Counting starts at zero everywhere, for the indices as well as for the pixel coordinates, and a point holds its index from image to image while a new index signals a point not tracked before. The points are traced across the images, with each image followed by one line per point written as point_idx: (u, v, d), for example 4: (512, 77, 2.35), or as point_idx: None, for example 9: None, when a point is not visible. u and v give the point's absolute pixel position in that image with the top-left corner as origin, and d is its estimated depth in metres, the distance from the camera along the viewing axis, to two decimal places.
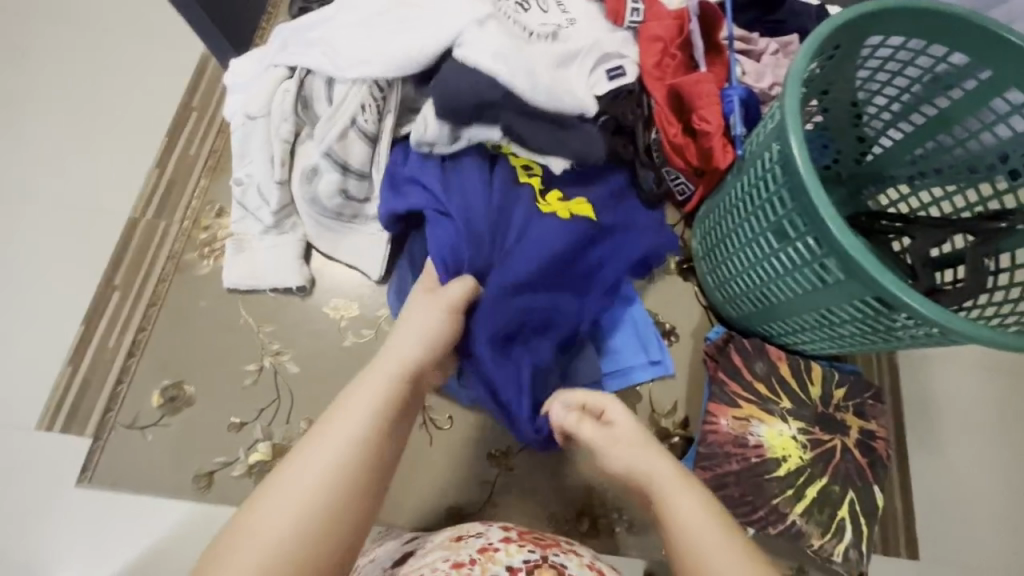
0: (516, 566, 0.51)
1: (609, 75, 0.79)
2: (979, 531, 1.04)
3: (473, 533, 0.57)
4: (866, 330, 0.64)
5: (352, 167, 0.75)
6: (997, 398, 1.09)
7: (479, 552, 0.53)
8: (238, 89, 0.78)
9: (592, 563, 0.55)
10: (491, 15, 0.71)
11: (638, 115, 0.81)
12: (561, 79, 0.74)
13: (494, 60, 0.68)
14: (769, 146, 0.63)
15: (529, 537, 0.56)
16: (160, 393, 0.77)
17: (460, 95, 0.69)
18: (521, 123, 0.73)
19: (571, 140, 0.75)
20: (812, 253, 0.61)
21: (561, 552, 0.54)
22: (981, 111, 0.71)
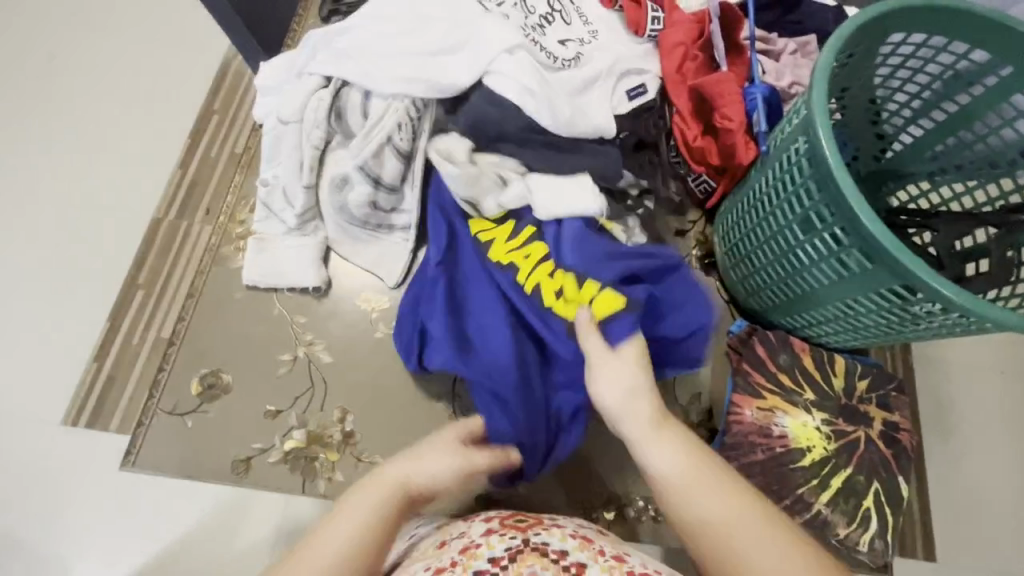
0: (497, 557, 0.51)
1: (629, 96, 0.81)
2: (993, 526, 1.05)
3: (456, 534, 0.57)
4: (891, 320, 0.65)
5: (383, 181, 0.75)
6: (1013, 394, 1.11)
7: (462, 552, 0.53)
8: (271, 93, 0.80)
9: (575, 531, 0.55)
10: (520, 46, 0.72)
11: (660, 128, 0.84)
12: (579, 110, 0.75)
13: (522, 97, 0.71)
14: (795, 139, 0.64)
15: (509, 523, 0.56)
16: (199, 381, 0.80)
17: (486, 125, 0.73)
18: (540, 152, 0.74)
19: (584, 160, 0.75)
20: (839, 244, 0.62)
21: (541, 530, 0.55)
22: (1001, 107, 0.72)
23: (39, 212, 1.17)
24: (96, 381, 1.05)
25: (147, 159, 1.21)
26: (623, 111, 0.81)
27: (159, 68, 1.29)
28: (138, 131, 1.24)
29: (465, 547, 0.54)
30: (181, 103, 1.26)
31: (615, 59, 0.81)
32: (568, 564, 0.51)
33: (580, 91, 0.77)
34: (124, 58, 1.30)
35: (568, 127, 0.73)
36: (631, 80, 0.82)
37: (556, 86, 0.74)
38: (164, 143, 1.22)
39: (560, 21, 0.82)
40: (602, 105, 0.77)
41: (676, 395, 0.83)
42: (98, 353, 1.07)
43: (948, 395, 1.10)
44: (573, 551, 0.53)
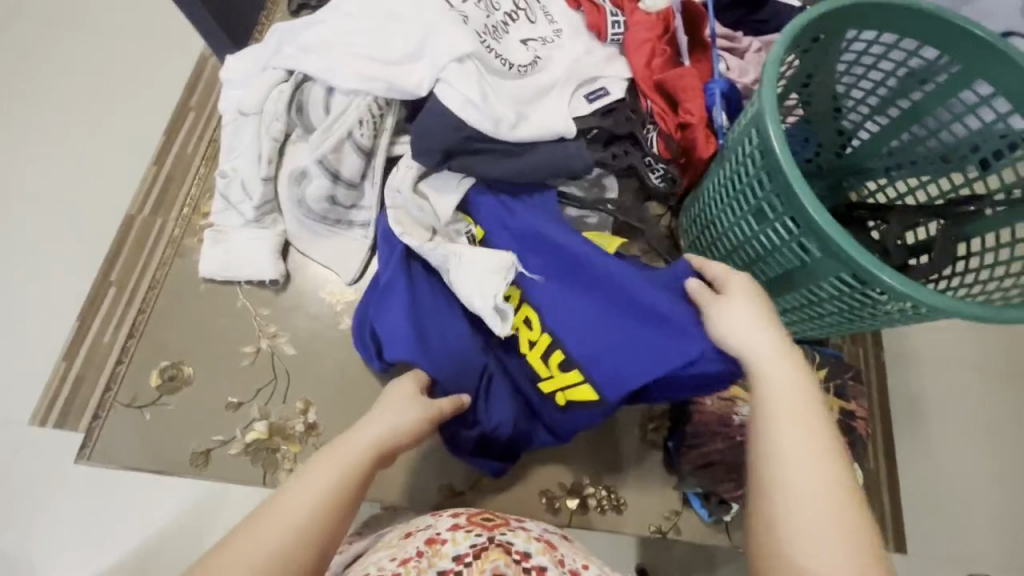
0: (461, 554, 0.54)
1: (589, 100, 0.81)
2: (952, 513, 1.08)
3: (422, 527, 0.60)
4: (844, 308, 0.67)
5: (342, 176, 0.76)
6: (972, 386, 1.14)
7: (428, 543, 0.56)
8: (234, 85, 0.80)
9: (541, 536, 0.58)
10: (471, 55, 0.72)
11: (632, 123, 0.81)
12: (533, 111, 0.76)
13: (465, 109, 0.71)
14: (748, 133, 0.65)
15: (476, 521, 0.59)
16: (159, 373, 0.79)
17: (429, 141, 0.71)
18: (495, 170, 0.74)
19: (541, 160, 0.75)
20: (792, 234, 0.63)
21: (508, 531, 0.57)
22: (950, 102, 0.75)
23: (12, 210, 1.17)
24: (64, 383, 1.05)
25: (124, 157, 1.22)
26: (582, 113, 0.80)
27: (137, 67, 1.30)
28: (112, 129, 1.24)
29: (431, 541, 0.57)
30: (157, 102, 1.27)
31: (574, 59, 0.82)
32: (529, 567, 0.54)
33: (535, 97, 0.77)
34: (100, 56, 1.30)
35: (510, 131, 0.73)
36: (589, 86, 0.82)
37: (497, 92, 0.74)
38: (140, 141, 1.23)
39: (524, 19, 0.83)
40: (555, 109, 0.77)
41: None
42: (68, 352, 1.07)
43: (912, 388, 1.13)
44: (535, 554, 0.55)
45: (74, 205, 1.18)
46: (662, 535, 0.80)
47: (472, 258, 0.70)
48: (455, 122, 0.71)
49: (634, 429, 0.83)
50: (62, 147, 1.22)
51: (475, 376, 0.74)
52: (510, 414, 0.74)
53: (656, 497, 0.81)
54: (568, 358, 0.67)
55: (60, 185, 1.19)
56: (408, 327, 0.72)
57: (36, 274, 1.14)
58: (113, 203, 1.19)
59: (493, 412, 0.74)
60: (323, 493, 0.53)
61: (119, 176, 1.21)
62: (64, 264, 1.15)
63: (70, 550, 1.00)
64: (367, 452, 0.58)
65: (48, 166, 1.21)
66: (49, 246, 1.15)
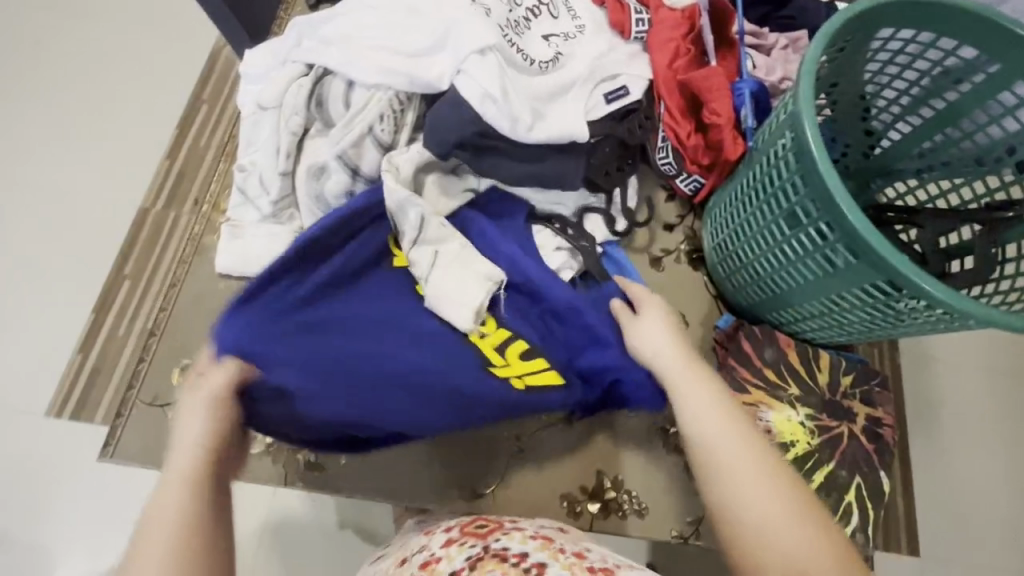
0: (457, 568, 0.53)
1: (607, 99, 0.80)
2: (970, 520, 1.07)
3: (416, 550, 0.60)
4: (874, 315, 0.66)
5: (361, 171, 0.75)
6: (994, 391, 1.12)
7: (423, 567, 0.55)
8: (253, 79, 0.79)
9: (535, 533, 0.57)
10: (494, 47, 0.70)
11: (647, 129, 0.82)
12: (550, 110, 0.75)
13: (483, 103, 0.69)
14: (782, 134, 0.64)
15: (469, 531, 0.58)
16: (180, 371, 0.79)
17: (443, 133, 0.69)
18: (506, 168, 0.75)
19: (542, 175, 0.76)
20: (825, 240, 0.62)
21: (501, 536, 0.56)
22: (988, 104, 0.72)
23: (26, 201, 1.17)
24: (80, 373, 1.06)
25: (137, 151, 1.21)
26: (596, 116, 0.79)
27: (151, 59, 1.29)
28: (126, 123, 1.23)
29: (428, 562, 0.56)
30: (170, 95, 1.26)
31: (596, 56, 0.80)
32: (527, 564, 0.52)
33: (552, 97, 0.76)
34: (114, 47, 1.29)
35: (527, 132, 0.72)
36: (610, 84, 0.80)
37: (519, 88, 0.73)
38: (154, 135, 1.22)
39: (547, 14, 0.82)
40: (574, 109, 0.76)
41: None
42: (83, 345, 1.08)
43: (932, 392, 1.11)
44: (533, 552, 0.54)
45: (89, 199, 1.18)
46: (684, 540, 0.79)
47: (462, 262, 0.73)
48: (471, 115, 0.70)
49: (655, 432, 0.82)
50: (77, 140, 1.22)
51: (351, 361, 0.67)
52: (332, 409, 0.66)
53: (677, 501, 0.80)
54: (531, 348, 0.72)
55: (74, 179, 1.19)
56: (301, 291, 0.66)
57: (53, 269, 1.14)
58: (126, 197, 1.18)
59: (305, 406, 0.65)
60: (181, 512, 0.49)
61: (131, 170, 1.20)
62: (79, 259, 1.14)
63: (87, 546, 1.00)
64: (199, 450, 0.54)
65: (63, 160, 1.20)
66: (64, 240, 1.15)
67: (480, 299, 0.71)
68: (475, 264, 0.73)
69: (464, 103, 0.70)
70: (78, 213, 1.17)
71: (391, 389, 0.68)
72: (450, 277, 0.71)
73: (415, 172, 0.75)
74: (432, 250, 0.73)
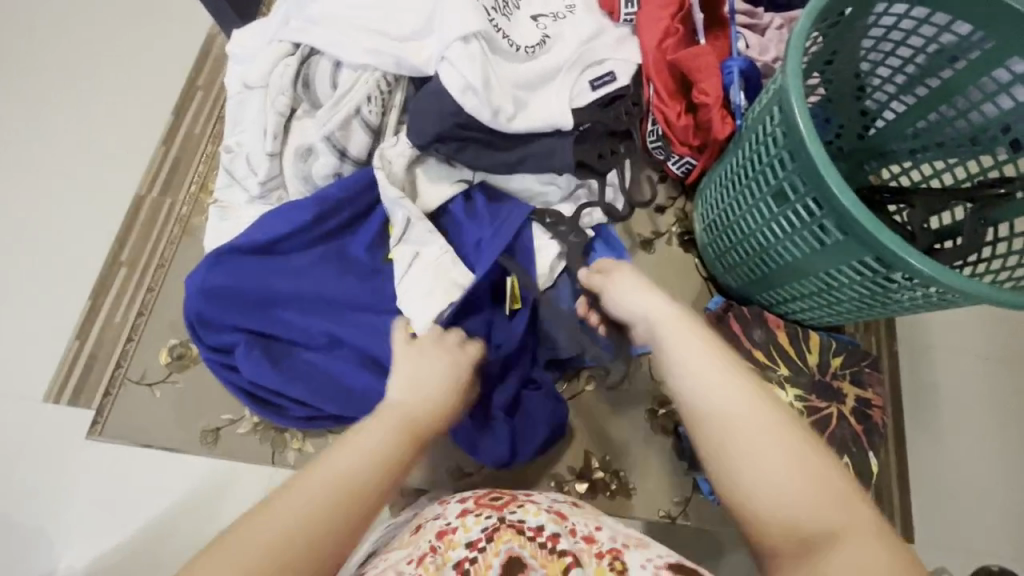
0: (474, 540, 0.50)
1: (593, 86, 0.78)
2: (982, 515, 1.01)
3: (431, 517, 0.55)
4: (865, 293, 0.65)
5: (350, 153, 0.74)
6: (999, 383, 1.08)
7: (438, 538, 0.51)
8: (239, 59, 0.78)
9: (551, 509, 0.53)
10: (478, 34, 0.70)
11: (632, 115, 0.80)
12: (535, 97, 0.75)
13: (465, 94, 0.69)
14: (770, 111, 0.63)
15: (484, 502, 0.54)
16: (167, 351, 0.89)
17: (422, 121, 0.70)
18: (484, 155, 0.74)
19: (529, 165, 0.76)
20: (813, 216, 0.61)
21: (517, 508, 0.52)
22: (982, 81, 0.71)
23: None
24: (77, 361, 0.94)
25: (106, 123, 1.11)
26: (583, 102, 0.78)
27: (121, 20, 1.18)
28: (94, 91, 1.12)
29: (442, 533, 0.52)
30: (141, 61, 1.15)
31: (584, 39, 0.79)
32: (544, 539, 0.50)
33: (537, 81, 0.76)
34: (80, 7, 1.18)
35: (508, 122, 0.72)
36: (597, 69, 0.79)
37: (504, 77, 0.73)
38: (124, 105, 1.12)
39: None
40: (560, 94, 0.76)
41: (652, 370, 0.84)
42: (82, 330, 0.95)
43: (939, 382, 1.07)
44: (549, 526, 0.51)
45: (51, 173, 1.06)
46: (672, 520, 0.80)
47: (426, 272, 0.72)
48: (452, 107, 0.70)
49: (642, 414, 0.83)
50: (39, 109, 1.10)
51: (311, 337, 0.75)
52: (269, 377, 0.73)
53: (666, 483, 0.81)
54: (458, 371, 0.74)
55: (32, 151, 1.08)
56: (296, 261, 0.75)
57: (7, 252, 1.01)
58: (93, 172, 1.07)
59: (250, 369, 0.73)
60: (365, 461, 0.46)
61: (102, 141, 1.09)
62: (39, 240, 1.02)
63: (93, 534, 0.86)
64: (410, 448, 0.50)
65: (21, 130, 1.09)
66: (23, 219, 1.03)
67: (439, 312, 0.71)
68: (453, 271, 0.73)
69: (447, 91, 0.70)
70: (37, 187, 1.06)
71: (317, 369, 0.75)
72: (414, 283, 0.72)
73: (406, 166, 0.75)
74: (413, 250, 0.73)
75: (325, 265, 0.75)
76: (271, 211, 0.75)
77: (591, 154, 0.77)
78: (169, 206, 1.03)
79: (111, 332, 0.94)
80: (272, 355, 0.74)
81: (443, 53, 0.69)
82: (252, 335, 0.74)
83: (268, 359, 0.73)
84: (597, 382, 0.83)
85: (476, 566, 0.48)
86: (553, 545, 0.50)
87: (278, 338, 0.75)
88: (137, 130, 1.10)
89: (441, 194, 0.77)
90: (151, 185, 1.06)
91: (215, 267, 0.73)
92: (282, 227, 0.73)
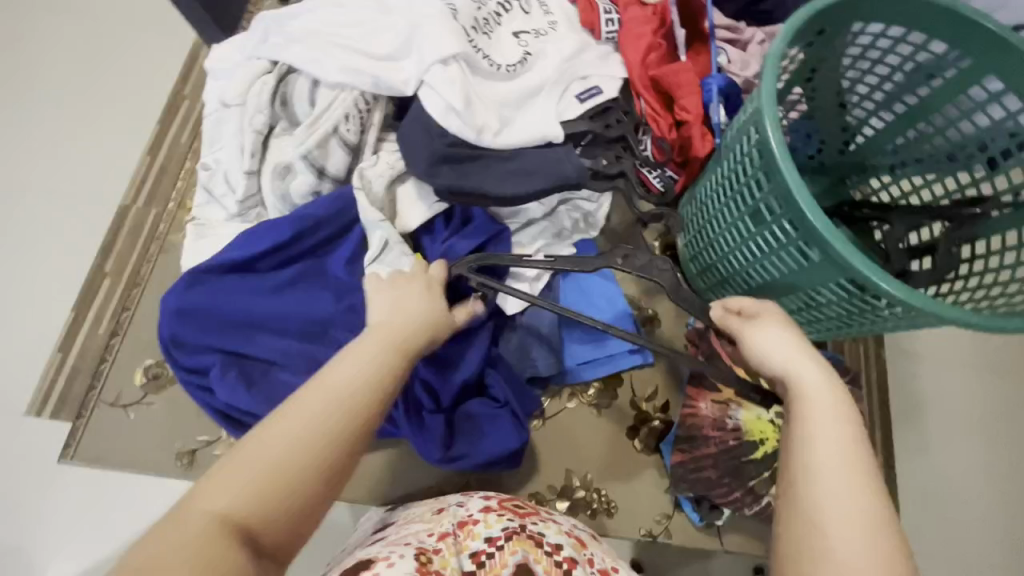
0: (495, 536, 0.55)
1: (581, 99, 0.78)
2: None
3: (455, 503, 0.62)
4: (845, 312, 0.65)
5: (328, 172, 0.74)
6: None
7: (460, 526, 0.57)
8: (218, 74, 0.77)
9: (570, 531, 0.58)
10: (457, 57, 0.70)
11: (625, 124, 0.81)
12: (518, 113, 0.76)
13: (446, 116, 0.69)
14: (747, 130, 0.63)
15: (508, 506, 0.59)
16: (143, 371, 0.88)
17: (415, 146, 0.70)
18: (473, 171, 0.72)
19: (527, 168, 0.73)
20: (789, 237, 0.61)
21: (540, 520, 0.58)
22: (959, 98, 0.72)
23: None
24: (63, 368, 0.91)
25: (88, 135, 1.09)
26: (571, 116, 0.77)
27: (103, 29, 1.16)
28: (74, 102, 1.11)
29: (464, 522, 0.58)
30: (124, 72, 1.14)
31: (566, 56, 0.79)
32: (561, 558, 0.54)
33: (519, 99, 0.76)
34: (62, 16, 1.16)
35: (493, 139, 0.72)
36: (582, 85, 0.79)
37: (484, 97, 0.72)
38: (105, 117, 1.10)
39: (518, 9, 0.81)
40: (545, 113, 0.76)
41: (634, 388, 0.84)
42: (61, 343, 0.94)
43: (924, 395, 1.07)
44: (567, 547, 0.55)
45: (31, 186, 1.05)
46: (653, 538, 0.80)
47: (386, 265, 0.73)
48: (438, 130, 0.70)
49: (622, 432, 0.83)
50: (19, 120, 1.09)
51: (285, 358, 0.74)
52: (243, 400, 0.72)
53: (648, 500, 0.81)
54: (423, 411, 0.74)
55: (13, 162, 1.06)
56: (271, 279, 0.75)
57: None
58: (76, 185, 1.06)
59: (224, 392, 0.71)
60: (353, 382, 0.50)
61: (83, 154, 1.08)
62: (19, 254, 1.01)
63: (73, 552, 0.86)
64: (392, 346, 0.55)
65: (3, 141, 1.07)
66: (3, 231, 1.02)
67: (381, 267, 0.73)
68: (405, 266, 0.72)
69: (428, 113, 0.70)
70: (18, 201, 1.04)
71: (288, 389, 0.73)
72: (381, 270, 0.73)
73: (388, 186, 0.75)
74: (388, 269, 0.73)
75: (301, 283, 0.76)
76: (239, 236, 0.75)
77: (597, 162, 0.78)
78: (150, 219, 1.01)
79: (91, 347, 0.93)
80: (248, 378, 0.73)
81: (423, 78, 0.69)
82: (227, 355, 0.74)
83: (243, 380, 0.72)
84: (579, 399, 0.83)
85: (491, 561, 0.54)
86: (566, 566, 0.53)
87: (253, 358, 0.74)
88: (120, 141, 1.09)
89: (419, 212, 0.75)
90: (135, 197, 1.04)
91: (190, 287, 0.73)
92: (253, 246, 0.73)
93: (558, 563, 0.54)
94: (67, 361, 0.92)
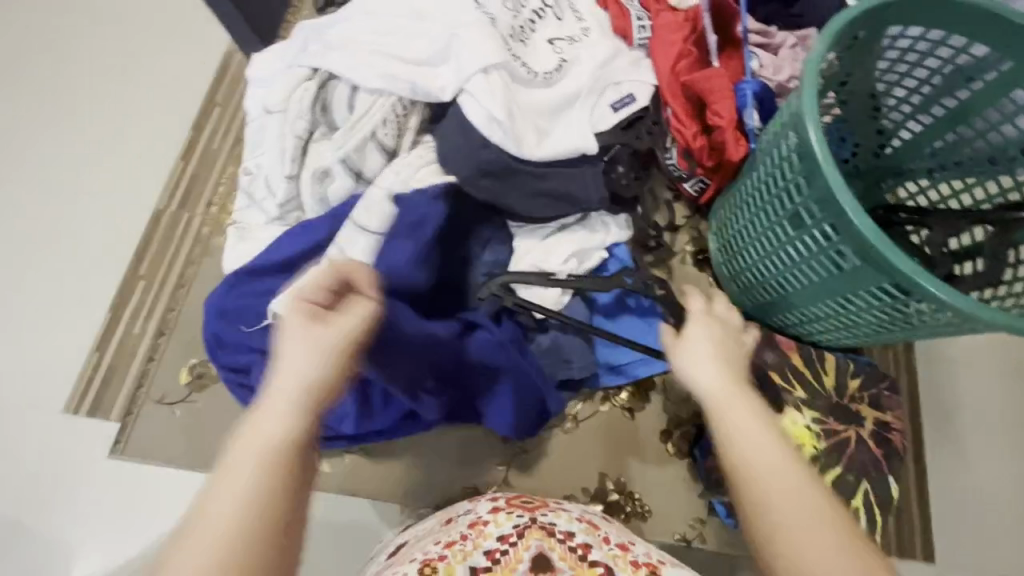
0: (506, 534, 0.55)
1: (615, 108, 0.78)
2: (1004, 538, 0.99)
3: (462, 511, 0.61)
4: (883, 318, 0.64)
5: (365, 175, 0.76)
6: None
7: (470, 526, 0.56)
8: (259, 81, 0.79)
9: (581, 516, 0.59)
10: (497, 66, 0.71)
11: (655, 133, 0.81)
12: (551, 120, 0.76)
13: (488, 126, 0.70)
14: (786, 134, 0.63)
15: (515, 503, 0.59)
16: (188, 370, 0.90)
17: (455, 152, 0.72)
18: (505, 188, 0.74)
19: (561, 184, 0.75)
20: (829, 241, 0.61)
21: (549, 512, 0.58)
22: (1001, 102, 0.71)
23: None
24: (97, 374, 0.94)
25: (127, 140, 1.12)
26: (605, 125, 0.78)
27: (141, 38, 1.19)
28: (114, 109, 1.14)
29: (473, 524, 0.57)
30: (161, 79, 1.17)
31: (601, 62, 0.79)
32: (575, 545, 0.55)
33: (553, 106, 0.76)
34: (102, 26, 1.20)
35: (534, 150, 0.73)
36: (616, 91, 0.79)
37: (522, 105, 0.73)
38: (144, 122, 1.14)
39: (551, 16, 0.82)
40: (580, 123, 0.77)
41: (667, 392, 0.84)
42: (101, 341, 0.96)
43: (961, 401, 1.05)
44: (579, 533, 0.56)
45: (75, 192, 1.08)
46: (687, 543, 0.80)
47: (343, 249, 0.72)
48: (478, 139, 0.71)
49: (654, 436, 0.83)
50: (63, 127, 1.12)
51: None
52: None
53: (681, 504, 0.81)
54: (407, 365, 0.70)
55: (54, 167, 1.09)
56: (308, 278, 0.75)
57: (28, 270, 1.03)
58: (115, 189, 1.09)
59: None
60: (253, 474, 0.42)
61: (123, 157, 1.11)
62: (62, 255, 1.04)
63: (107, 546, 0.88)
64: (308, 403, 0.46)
65: (45, 146, 1.11)
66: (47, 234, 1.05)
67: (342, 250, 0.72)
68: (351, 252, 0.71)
69: (467, 121, 0.71)
70: (60, 204, 1.07)
71: None
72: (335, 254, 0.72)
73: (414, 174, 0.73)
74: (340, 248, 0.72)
75: None
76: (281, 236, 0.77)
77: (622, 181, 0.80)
78: (186, 221, 1.04)
79: (129, 346, 0.95)
80: None
81: (463, 86, 0.71)
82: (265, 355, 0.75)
83: None
84: (612, 402, 0.83)
85: (506, 557, 0.54)
86: (582, 552, 0.55)
87: None
88: (156, 146, 1.12)
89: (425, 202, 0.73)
90: (169, 200, 1.07)
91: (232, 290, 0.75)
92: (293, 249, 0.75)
93: (574, 550, 0.55)
94: (108, 360, 0.95)
